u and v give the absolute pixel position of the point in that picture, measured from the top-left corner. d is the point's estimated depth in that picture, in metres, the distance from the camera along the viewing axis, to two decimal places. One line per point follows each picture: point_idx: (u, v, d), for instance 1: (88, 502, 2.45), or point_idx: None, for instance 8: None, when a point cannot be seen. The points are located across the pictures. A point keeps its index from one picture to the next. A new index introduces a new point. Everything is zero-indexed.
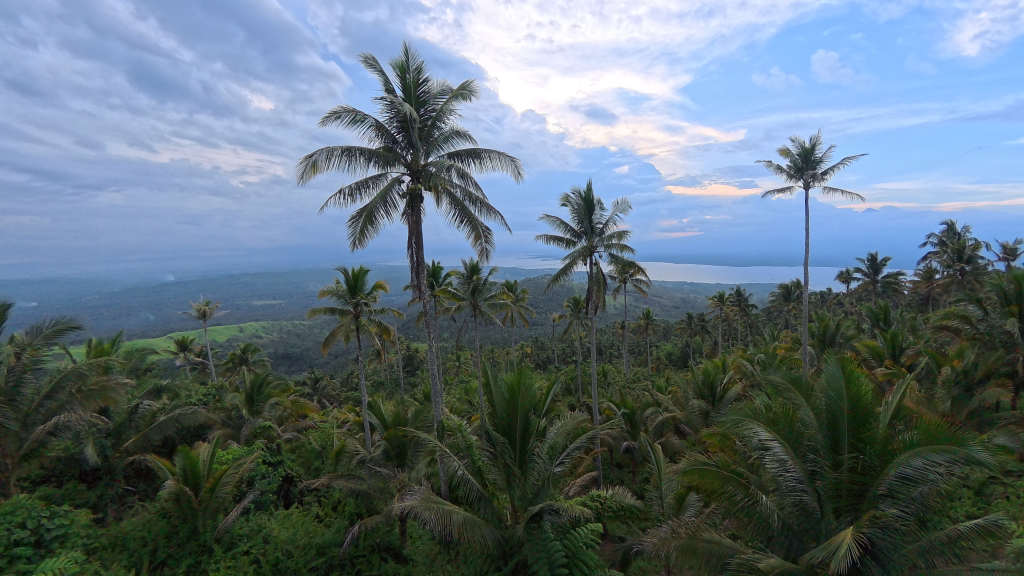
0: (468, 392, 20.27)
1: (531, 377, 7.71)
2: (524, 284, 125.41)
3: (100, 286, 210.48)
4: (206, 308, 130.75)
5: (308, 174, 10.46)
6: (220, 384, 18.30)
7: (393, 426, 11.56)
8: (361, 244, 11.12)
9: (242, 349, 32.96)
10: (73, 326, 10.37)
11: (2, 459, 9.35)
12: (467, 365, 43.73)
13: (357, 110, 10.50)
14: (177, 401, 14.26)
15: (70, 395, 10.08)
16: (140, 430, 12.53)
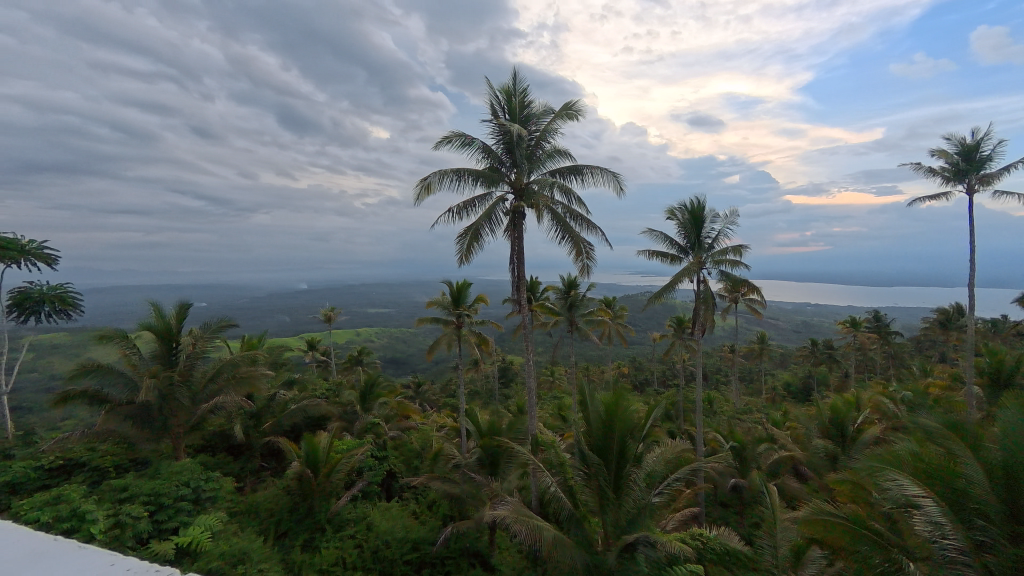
0: (561, 408, 20.12)
1: (630, 399, 7.39)
2: (621, 301, 121.66)
3: (250, 290, 248.28)
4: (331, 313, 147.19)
5: (423, 195, 11.40)
6: (340, 382, 20.41)
7: (488, 434, 11.74)
8: (468, 260, 11.73)
9: (357, 351, 36.52)
10: (232, 324, 12.36)
11: (177, 427, 11.41)
12: (561, 380, 43.52)
13: (466, 134, 11.19)
14: (305, 394, 16.23)
15: (227, 380, 11.94)
16: (274, 416, 14.44)
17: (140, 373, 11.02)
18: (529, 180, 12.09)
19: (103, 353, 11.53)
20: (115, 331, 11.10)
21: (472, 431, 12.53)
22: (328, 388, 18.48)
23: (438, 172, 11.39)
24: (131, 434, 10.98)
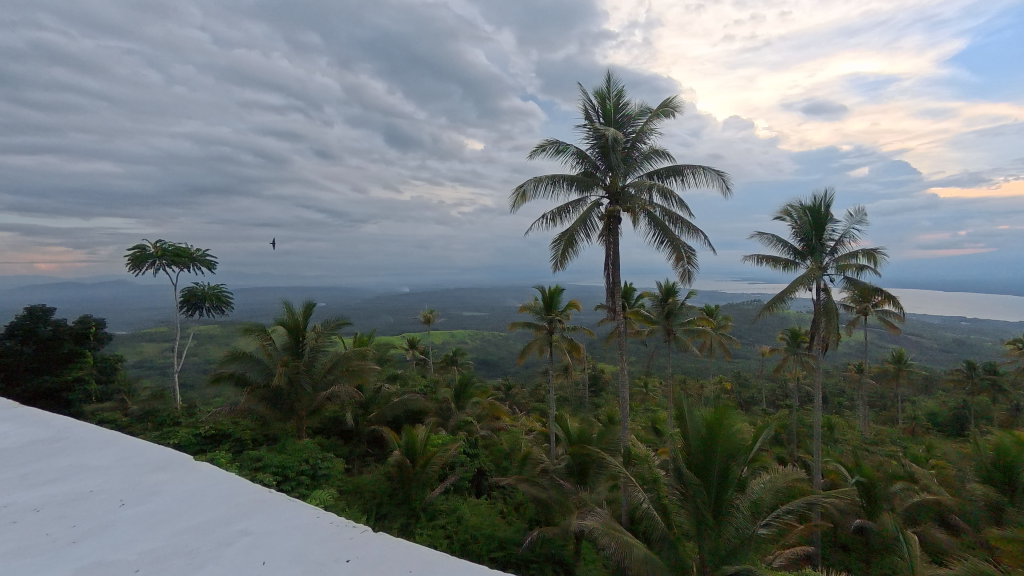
0: (656, 421, 19.11)
1: (735, 417, 6.70)
2: (727, 310, 112.38)
3: (366, 292, 274.54)
4: (433, 315, 156.85)
5: (519, 203, 11.69)
6: (437, 380, 21.69)
7: (578, 441, 11.63)
8: (562, 266, 11.74)
9: (452, 353, 38.37)
10: (346, 322, 13.77)
11: (300, 410, 13.06)
12: (655, 392, 41.37)
13: (561, 141, 11.25)
14: (406, 389, 17.45)
15: (341, 372, 13.34)
16: (380, 406, 15.79)
17: (274, 361, 12.76)
18: (625, 183, 11.73)
19: (247, 343, 13.56)
20: (257, 325, 13.06)
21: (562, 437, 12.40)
22: (425, 385, 19.73)
23: (533, 180, 11.60)
24: (266, 412, 12.78)
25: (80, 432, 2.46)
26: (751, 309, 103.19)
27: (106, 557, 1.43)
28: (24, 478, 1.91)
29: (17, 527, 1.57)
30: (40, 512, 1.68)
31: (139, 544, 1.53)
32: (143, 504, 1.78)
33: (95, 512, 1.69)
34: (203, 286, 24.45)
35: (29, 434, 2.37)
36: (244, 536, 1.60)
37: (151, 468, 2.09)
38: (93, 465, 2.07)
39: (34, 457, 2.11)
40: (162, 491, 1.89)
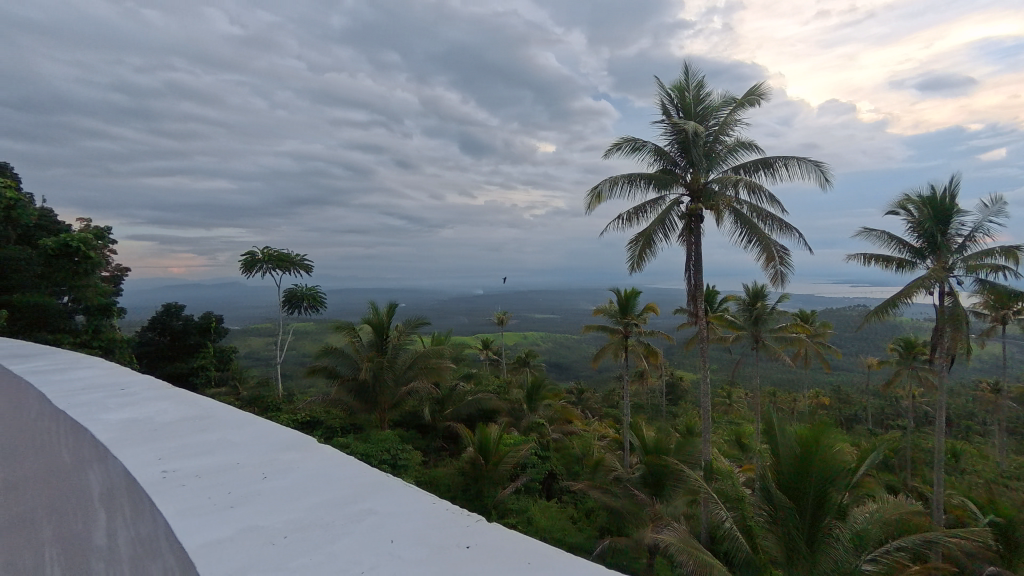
0: (741, 435, 17.67)
1: (836, 437, 5.92)
2: (831, 317, 100.86)
3: (448, 294, 286.41)
4: (511, 317, 159.50)
5: (594, 204, 11.50)
6: (510, 381, 22.03)
7: (654, 452, 11.22)
8: (639, 267, 11.32)
9: (524, 354, 38.70)
10: (425, 321, 14.48)
11: (384, 403, 13.96)
12: (741, 403, 38.27)
13: (637, 139, 10.86)
14: (480, 388, 17.89)
15: (421, 369, 14.07)
16: (455, 403, 16.34)
17: (361, 356, 13.78)
18: (708, 180, 11.05)
19: (338, 338, 14.77)
20: (347, 322, 14.20)
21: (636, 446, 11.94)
22: (499, 385, 20.17)
23: (609, 180, 11.34)
24: (354, 404, 13.81)
25: (219, 412, 2.65)
26: (860, 316, 91.64)
27: (250, 523, 1.48)
28: (177, 449, 2.07)
29: (175, 490, 1.67)
30: (193, 479, 1.78)
31: (281, 514, 1.54)
32: (281, 477, 1.82)
33: (238, 482, 1.77)
34: (302, 287, 27.19)
35: (178, 411, 2.59)
36: (370, 516, 1.53)
37: (284, 447, 2.14)
38: (233, 440, 2.20)
39: (184, 430, 2.29)
40: (294, 467, 1.92)
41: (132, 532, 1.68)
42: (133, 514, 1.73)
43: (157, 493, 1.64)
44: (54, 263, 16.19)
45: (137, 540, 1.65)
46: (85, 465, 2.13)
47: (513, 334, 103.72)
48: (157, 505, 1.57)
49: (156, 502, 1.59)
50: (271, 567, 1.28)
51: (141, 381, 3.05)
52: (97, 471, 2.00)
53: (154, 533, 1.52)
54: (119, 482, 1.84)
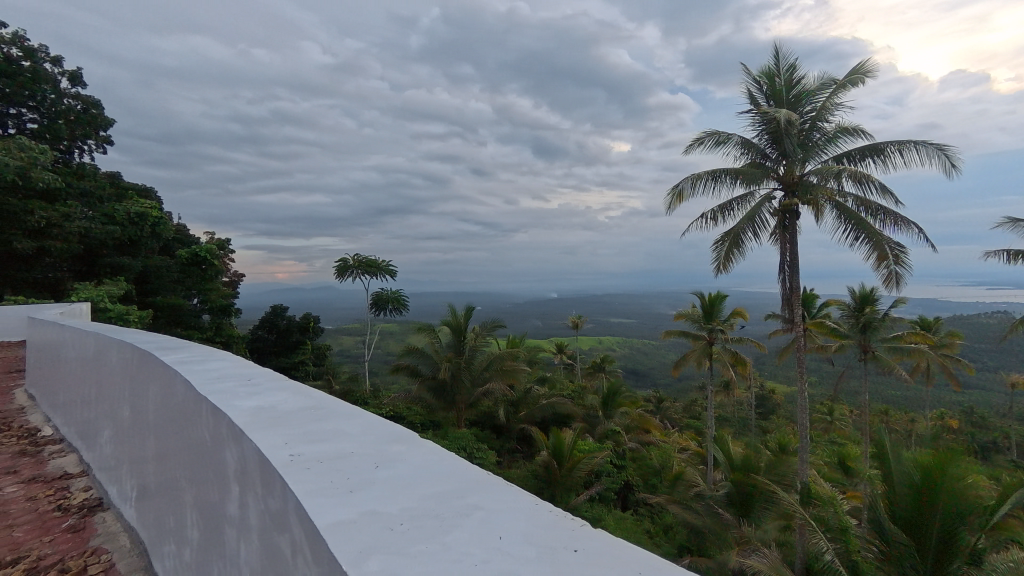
0: (847, 458, 15.73)
1: (968, 468, 5.05)
2: (968, 326, 86.14)
3: (528, 297, 289.49)
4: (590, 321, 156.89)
5: (675, 203, 10.93)
6: (584, 387, 21.84)
7: (741, 469, 10.35)
8: (725, 269, 10.52)
9: (600, 359, 37.82)
10: (501, 324, 14.81)
11: (461, 403, 14.45)
12: (847, 421, 34.18)
13: (721, 132, 10.17)
14: (555, 392, 17.90)
15: (497, 371, 14.38)
16: (529, 406, 16.48)
17: (440, 356, 14.43)
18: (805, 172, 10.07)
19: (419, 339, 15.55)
20: (428, 324, 14.89)
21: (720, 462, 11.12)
22: (572, 391, 20.23)
23: (691, 177, 10.75)
24: (433, 401, 14.46)
25: (335, 402, 2.44)
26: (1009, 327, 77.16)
27: (371, 508, 1.34)
28: (299, 436, 1.85)
29: (301, 473, 1.50)
30: (317, 464, 1.61)
31: (396, 501, 1.41)
32: (393, 466, 1.65)
33: (353, 468, 1.61)
34: (389, 291, 29.24)
35: (297, 400, 2.38)
36: (477, 511, 1.36)
37: (393, 438, 1.95)
38: (346, 430, 2.01)
39: (304, 419, 2.08)
40: (403, 458, 1.73)
41: (258, 506, 1.62)
42: (262, 494, 1.60)
43: (287, 473, 1.50)
44: (188, 272, 19.39)
45: (262, 515, 1.59)
46: (213, 443, 2.04)
47: (591, 338, 101.88)
48: (288, 486, 1.42)
49: (286, 482, 1.45)
50: (393, 551, 1.15)
51: (262, 372, 2.88)
52: (227, 450, 1.91)
53: (282, 507, 1.45)
54: (249, 463, 1.70)
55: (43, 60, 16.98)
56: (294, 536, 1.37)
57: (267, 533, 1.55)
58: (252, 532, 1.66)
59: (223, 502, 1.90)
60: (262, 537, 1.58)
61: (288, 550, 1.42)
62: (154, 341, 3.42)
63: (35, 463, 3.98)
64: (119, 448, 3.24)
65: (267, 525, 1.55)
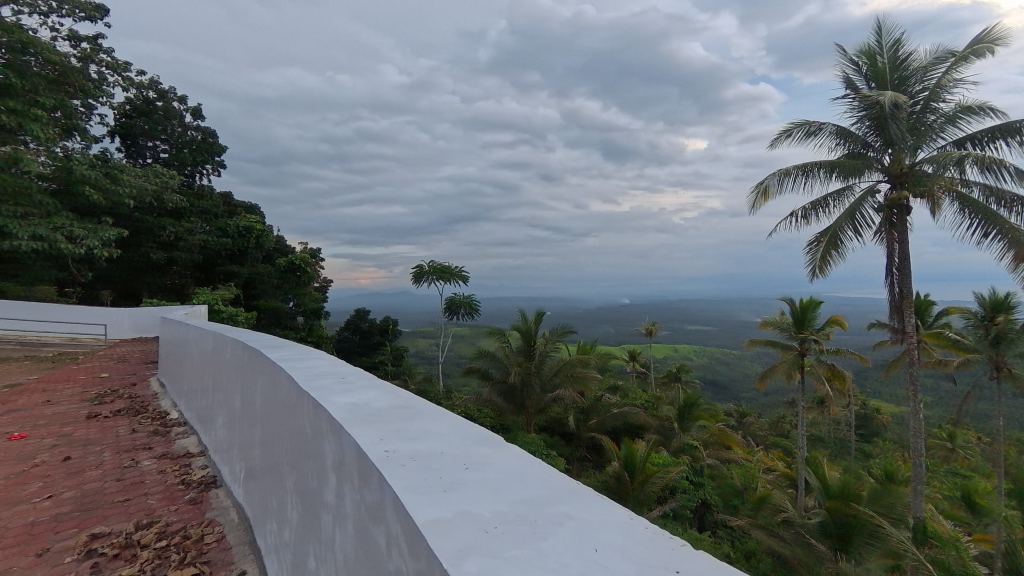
0: (977, 494, 13.43)
1: None
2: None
3: (604, 303, 283.52)
4: (668, 327, 149.71)
5: (760, 202, 10.09)
6: (658, 398, 21.12)
7: (838, 496, 9.00)
8: (822, 273, 9.52)
9: (675, 368, 35.93)
10: (570, 330, 14.66)
11: (530, 408, 14.43)
12: (978, 450, 29.26)
13: (813, 121, 9.22)
14: (626, 402, 17.37)
15: (567, 377, 14.21)
16: (600, 414, 16.09)
17: (510, 360, 14.58)
18: (916, 161, 8.91)
19: (489, 343, 15.86)
20: (499, 328, 15.15)
21: (814, 488, 9.84)
22: (644, 401, 19.51)
23: (779, 173, 9.89)
24: (503, 405, 14.58)
25: (423, 403, 2.35)
26: None
27: (465, 508, 1.25)
28: (392, 433, 1.79)
29: (398, 469, 1.45)
30: (412, 462, 1.55)
31: (488, 503, 1.31)
32: (483, 468, 1.54)
33: (445, 467, 1.52)
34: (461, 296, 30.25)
35: (386, 399, 2.31)
36: (571, 521, 1.22)
37: (480, 441, 1.84)
38: (434, 430, 1.92)
39: (395, 416, 2.03)
40: (490, 461, 1.61)
41: (354, 496, 1.64)
42: (358, 485, 1.61)
43: (384, 468, 1.46)
44: (286, 278, 21.63)
45: (357, 505, 1.61)
46: (315, 435, 2.14)
47: (668, 346, 97.18)
48: (388, 481, 1.38)
49: (385, 476, 1.41)
50: (489, 552, 1.05)
51: (356, 370, 2.85)
52: (326, 442, 1.98)
53: (379, 500, 1.43)
54: (348, 455, 1.72)
55: (173, 99, 20.09)
56: (389, 528, 1.35)
57: (362, 524, 1.57)
58: (347, 521, 1.71)
59: (321, 490, 2.00)
60: (357, 527, 1.60)
61: (383, 542, 1.40)
62: (260, 340, 3.86)
63: (165, 442, 4.72)
64: (232, 433, 3.66)
65: (362, 515, 1.57)
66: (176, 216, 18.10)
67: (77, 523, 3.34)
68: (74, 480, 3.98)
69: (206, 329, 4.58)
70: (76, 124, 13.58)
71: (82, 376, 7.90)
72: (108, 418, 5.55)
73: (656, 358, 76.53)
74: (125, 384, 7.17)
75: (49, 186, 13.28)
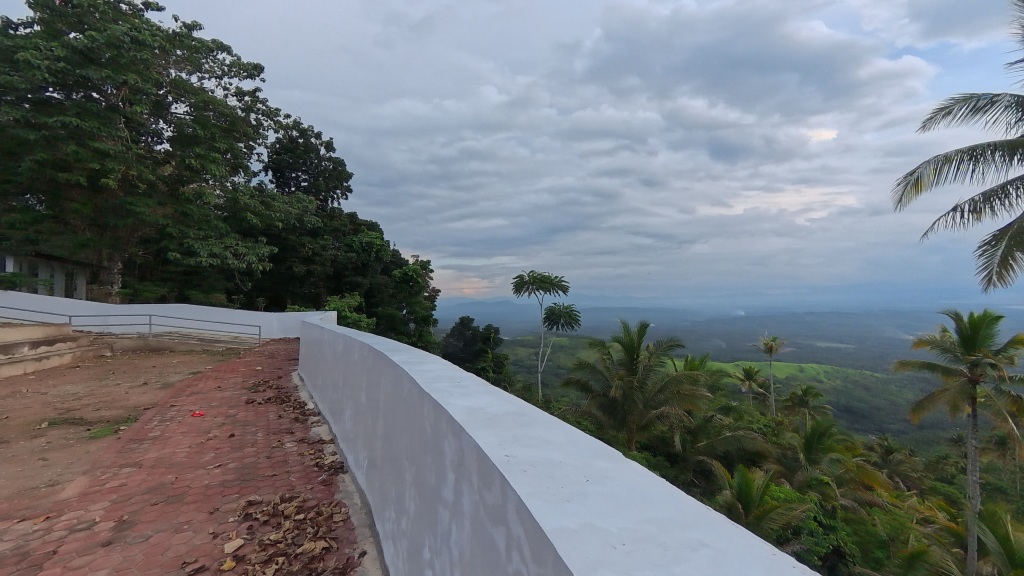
0: None
1: None
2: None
3: (723, 316, 260.59)
4: (799, 345, 132.51)
5: (909, 196, 8.46)
6: (780, 424, 18.95)
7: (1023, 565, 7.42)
8: (1003, 281, 7.55)
9: (802, 390, 31.66)
10: (677, 344, 13.79)
11: (632, 424, 13.71)
12: None
13: (980, 94, 7.49)
14: (740, 425, 15.92)
15: (673, 394, 13.28)
16: (710, 437, 14.90)
17: (611, 373, 14.15)
18: None
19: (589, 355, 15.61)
20: (599, 339, 14.93)
21: (990, 552, 8.44)
22: (763, 426, 17.56)
23: (934, 160, 8.24)
24: (603, 419, 14.07)
25: (536, 410, 2.25)
26: None
27: (591, 520, 1.13)
28: (510, 438, 1.75)
29: (520, 474, 1.41)
30: (534, 467, 1.47)
31: (615, 518, 1.17)
32: (606, 482, 1.37)
33: (564, 476, 1.40)
34: (561, 306, 30.34)
35: (501, 404, 2.30)
36: (705, 547, 1.03)
37: (596, 452, 1.67)
38: (550, 438, 1.79)
39: (511, 422, 1.97)
40: (612, 475, 1.45)
41: (473, 496, 1.69)
42: (478, 486, 1.64)
43: (506, 471, 1.43)
44: (401, 288, 23.80)
45: (477, 505, 1.65)
46: (435, 434, 2.27)
47: (797, 365, 85.92)
48: (511, 484, 1.34)
49: (507, 478, 1.37)
50: (619, 569, 0.93)
51: (471, 374, 2.96)
52: (447, 442, 2.09)
53: (501, 502, 1.41)
54: (468, 455, 1.77)
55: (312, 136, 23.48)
56: (510, 531, 1.33)
57: (480, 523, 1.61)
58: (466, 519, 1.77)
59: (440, 486, 2.13)
60: (475, 525, 1.65)
61: (501, 543, 1.39)
62: (382, 343, 4.30)
63: (303, 428, 5.49)
64: (358, 425, 4.11)
65: (481, 515, 1.60)
66: (315, 234, 21.01)
67: (238, 490, 4.04)
68: (236, 454, 4.83)
69: (340, 331, 5.21)
70: (241, 161, 16.58)
71: (242, 369, 9.53)
72: (261, 404, 6.64)
73: (781, 378, 68.14)
74: (273, 377, 8.49)
75: (223, 212, 16.51)
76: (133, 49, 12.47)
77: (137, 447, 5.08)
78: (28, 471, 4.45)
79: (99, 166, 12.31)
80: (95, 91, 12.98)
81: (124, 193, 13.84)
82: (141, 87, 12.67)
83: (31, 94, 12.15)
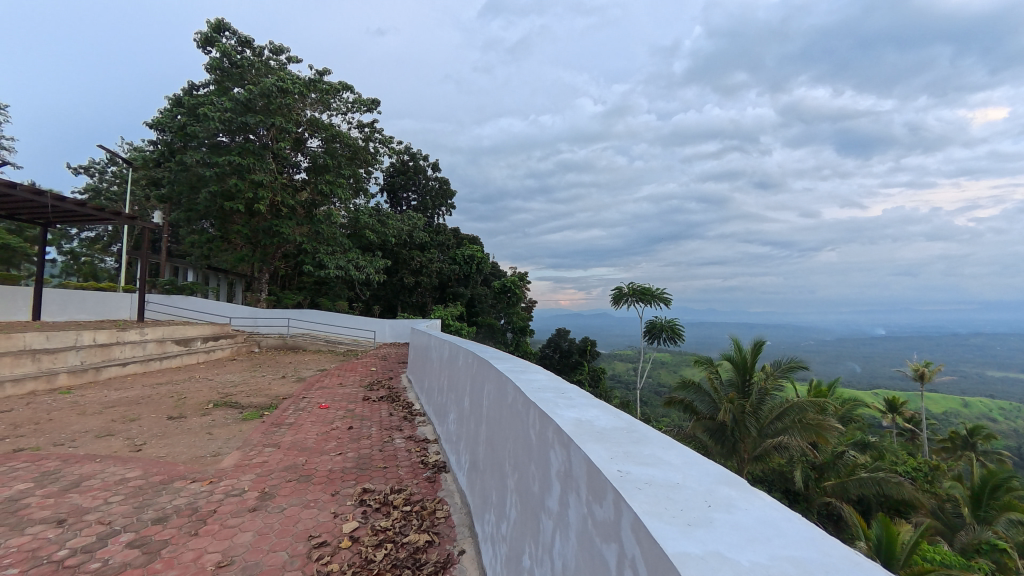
0: None
1: None
2: None
3: (858, 332, 226.70)
4: (964, 371, 109.85)
5: None
6: (934, 469, 15.89)
7: None
8: None
9: (967, 429, 26.14)
10: (800, 366, 12.34)
11: (744, 452, 12.44)
12: None
13: None
14: (882, 467, 13.67)
15: (793, 422, 11.76)
16: (841, 477, 13.10)
17: (720, 396, 13.11)
18: None
19: (695, 374, 14.62)
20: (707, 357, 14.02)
21: None
22: (911, 470, 14.86)
23: None
24: (709, 444, 13.06)
25: (647, 428, 2.15)
26: None
27: (718, 550, 1.04)
28: (622, 454, 1.70)
29: (636, 492, 1.35)
30: (649, 487, 1.40)
31: (746, 552, 1.05)
32: (733, 512, 1.26)
33: (682, 500, 1.31)
34: (663, 320, 28.82)
35: (609, 419, 2.24)
36: None
37: (716, 477, 1.53)
38: (665, 458, 1.69)
39: (622, 437, 1.91)
40: (740, 505, 1.31)
41: (581, 509, 1.67)
42: (587, 499, 1.62)
43: (621, 487, 1.39)
44: (501, 298, 24.70)
45: (586, 519, 1.61)
46: (541, 443, 2.29)
47: (960, 397, 71.30)
48: (626, 501, 1.29)
49: (622, 495, 1.33)
50: None
51: (576, 386, 2.93)
52: (554, 452, 2.09)
53: (614, 517, 1.37)
54: (578, 466, 1.76)
55: (421, 158, 25.46)
56: (623, 549, 1.29)
57: (589, 539, 1.58)
58: (571, 531, 1.76)
59: (544, 495, 2.14)
60: (584, 539, 1.63)
61: (614, 562, 1.35)
62: (486, 351, 4.48)
63: (411, 427, 5.91)
64: (461, 428, 4.31)
65: (590, 530, 1.57)
66: (423, 248, 22.61)
67: (355, 477, 4.47)
68: (354, 444, 5.36)
69: (447, 338, 5.53)
70: (362, 185, 18.45)
71: (360, 369, 10.57)
72: (375, 402, 7.29)
73: (938, 412, 56.98)
74: (386, 378, 9.29)
75: (347, 231, 18.59)
76: (280, 96, 14.64)
77: (277, 430, 5.89)
78: (200, 442, 5.40)
79: (253, 194, 14.62)
80: (252, 134, 15.42)
81: (271, 217, 16.22)
82: (285, 126, 14.88)
83: (208, 140, 14.84)
